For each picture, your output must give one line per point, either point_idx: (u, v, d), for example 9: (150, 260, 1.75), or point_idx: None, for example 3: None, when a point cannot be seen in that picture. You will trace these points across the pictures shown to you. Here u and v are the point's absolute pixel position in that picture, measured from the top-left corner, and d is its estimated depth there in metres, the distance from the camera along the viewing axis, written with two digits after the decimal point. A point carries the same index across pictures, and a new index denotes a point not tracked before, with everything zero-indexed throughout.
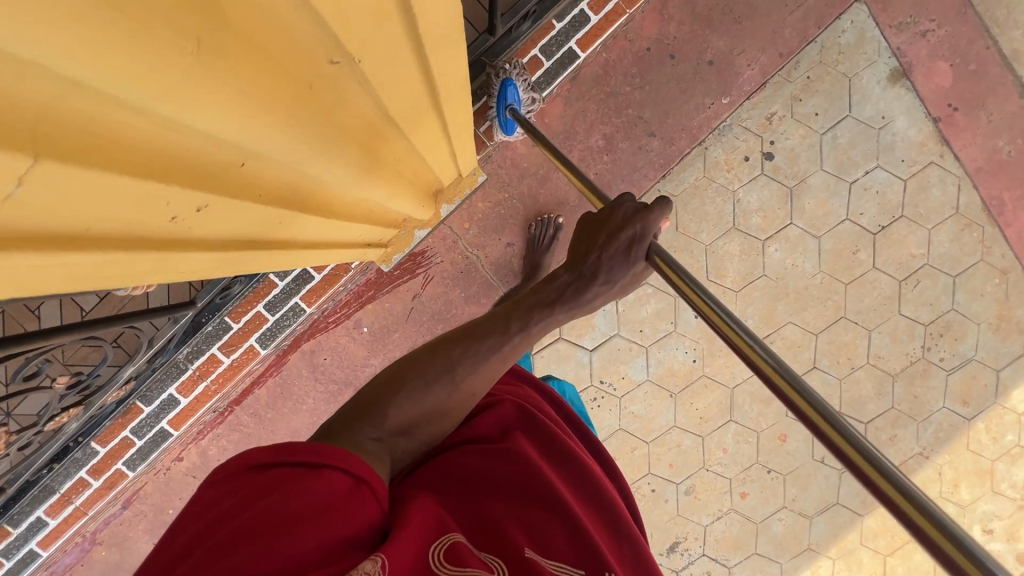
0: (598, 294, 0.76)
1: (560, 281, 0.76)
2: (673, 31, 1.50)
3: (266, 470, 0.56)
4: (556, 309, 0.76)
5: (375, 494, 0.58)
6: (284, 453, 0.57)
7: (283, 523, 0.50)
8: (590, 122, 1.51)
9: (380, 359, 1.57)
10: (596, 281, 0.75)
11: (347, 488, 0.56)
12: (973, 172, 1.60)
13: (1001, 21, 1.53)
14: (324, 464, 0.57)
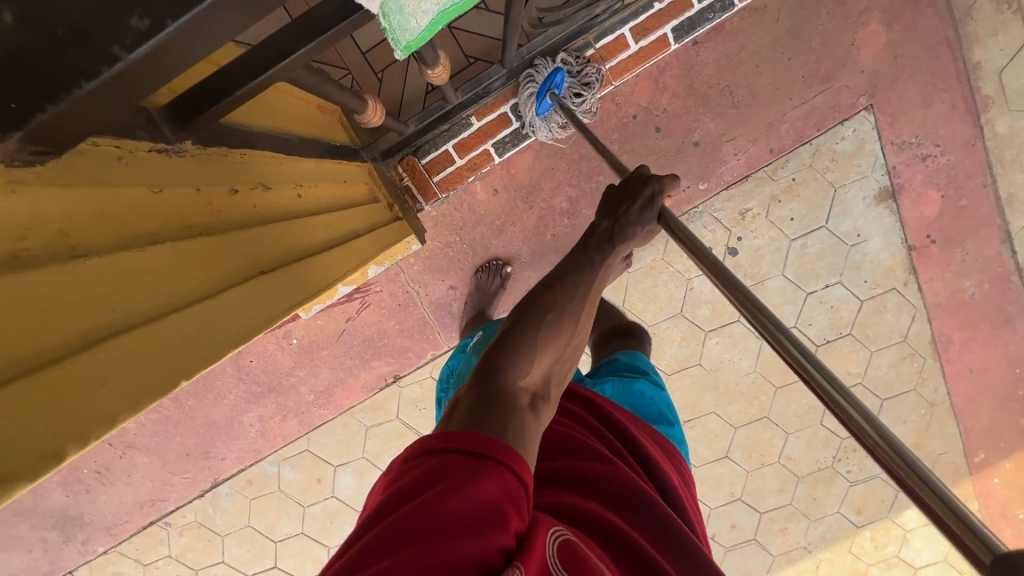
0: (639, 236, 0.81)
1: (605, 230, 0.81)
2: (664, 102, 1.39)
3: (432, 459, 0.54)
4: (612, 248, 0.80)
5: (524, 489, 0.54)
6: (448, 438, 0.55)
7: (452, 524, 0.48)
8: (557, 181, 1.44)
9: (306, 371, 1.59)
10: (635, 224, 0.80)
11: (505, 484, 0.53)
12: (932, 305, 1.57)
13: (1006, 161, 1.45)
14: (483, 454, 0.54)
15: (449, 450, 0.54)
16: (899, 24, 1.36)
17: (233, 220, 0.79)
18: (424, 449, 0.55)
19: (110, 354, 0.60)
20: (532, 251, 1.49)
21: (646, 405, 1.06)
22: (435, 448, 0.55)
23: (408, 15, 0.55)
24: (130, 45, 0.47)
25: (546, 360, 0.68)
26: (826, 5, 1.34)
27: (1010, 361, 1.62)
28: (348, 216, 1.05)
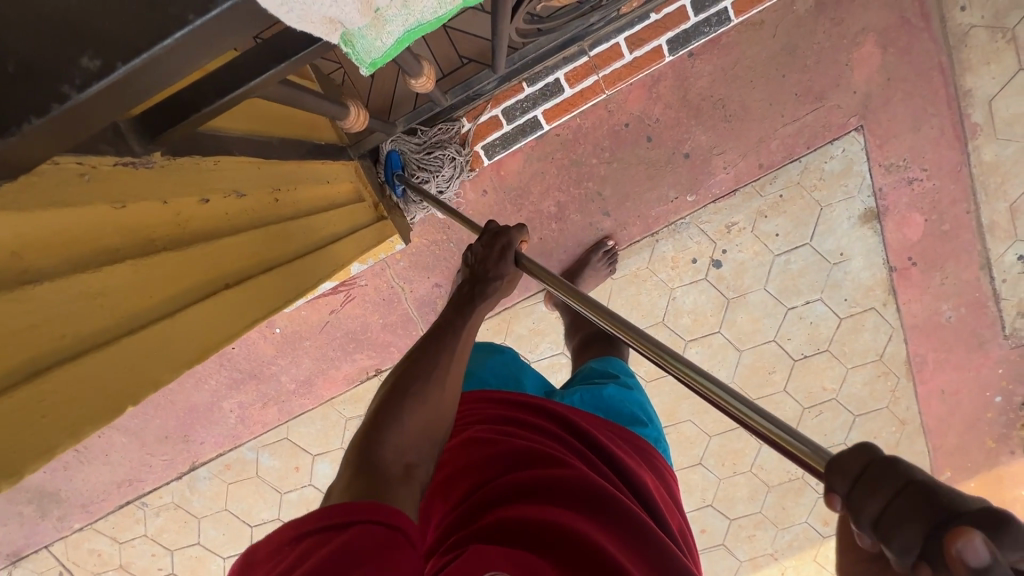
0: (498, 285, 0.98)
1: (467, 289, 0.98)
2: (657, 112, 1.39)
3: (307, 538, 0.58)
4: (477, 303, 0.96)
5: (407, 538, 0.61)
6: (339, 512, 0.60)
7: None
8: (546, 185, 1.44)
9: (288, 360, 1.60)
10: (494, 278, 0.97)
11: (382, 537, 0.59)
12: (909, 326, 1.59)
13: (991, 189, 1.46)
14: (355, 520, 0.60)
15: (323, 526, 0.59)
16: (894, 47, 1.36)
17: (195, 230, 0.78)
18: (294, 533, 0.59)
19: (70, 376, 0.60)
20: None
21: (623, 411, 1.05)
22: (306, 527, 0.59)
23: (374, 37, 0.57)
24: (80, 86, 0.45)
25: (418, 415, 0.80)
26: (823, 23, 1.34)
27: (981, 385, 1.65)
28: (331, 217, 1.06)
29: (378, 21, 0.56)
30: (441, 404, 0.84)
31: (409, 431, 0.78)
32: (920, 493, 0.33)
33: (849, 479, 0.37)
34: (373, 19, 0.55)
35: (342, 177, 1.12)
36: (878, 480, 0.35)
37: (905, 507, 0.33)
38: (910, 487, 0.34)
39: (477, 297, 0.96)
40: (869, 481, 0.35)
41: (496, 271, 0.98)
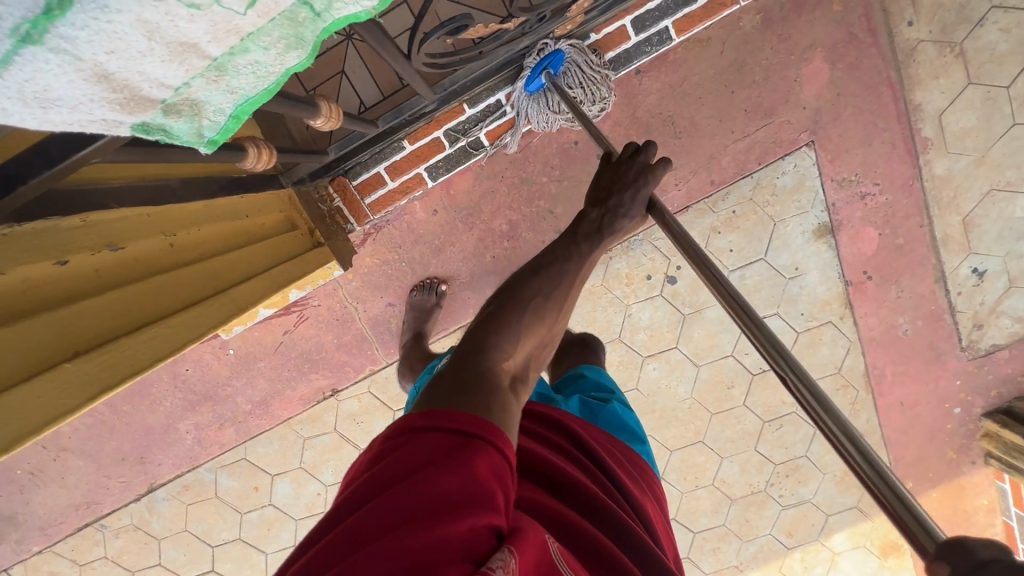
0: (626, 225, 0.81)
1: (595, 216, 0.80)
2: (606, 130, 1.38)
3: (422, 437, 0.55)
4: (600, 237, 0.79)
5: (511, 467, 0.57)
6: (444, 418, 0.56)
7: (450, 503, 0.50)
8: (497, 204, 1.43)
9: (242, 382, 1.58)
10: (624, 213, 0.80)
11: (495, 467, 0.55)
12: (867, 339, 1.59)
13: (943, 203, 1.46)
14: (472, 436, 0.55)
15: (448, 429, 0.55)
16: (842, 62, 1.35)
17: (47, 296, 0.75)
18: (413, 427, 0.56)
19: None
20: (471, 272, 1.49)
21: (623, 423, 1.03)
22: (426, 427, 0.56)
23: (191, 120, 0.52)
24: None
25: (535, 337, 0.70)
26: (771, 39, 1.33)
27: (939, 397, 1.65)
28: (249, 253, 1.04)
29: (186, 107, 0.50)
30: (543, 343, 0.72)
31: (522, 350, 0.69)
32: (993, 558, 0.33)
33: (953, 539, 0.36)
34: (171, 107, 0.49)
35: (269, 209, 1.09)
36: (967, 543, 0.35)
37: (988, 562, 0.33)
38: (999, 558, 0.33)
39: (604, 229, 0.79)
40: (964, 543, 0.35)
41: (633, 204, 0.80)
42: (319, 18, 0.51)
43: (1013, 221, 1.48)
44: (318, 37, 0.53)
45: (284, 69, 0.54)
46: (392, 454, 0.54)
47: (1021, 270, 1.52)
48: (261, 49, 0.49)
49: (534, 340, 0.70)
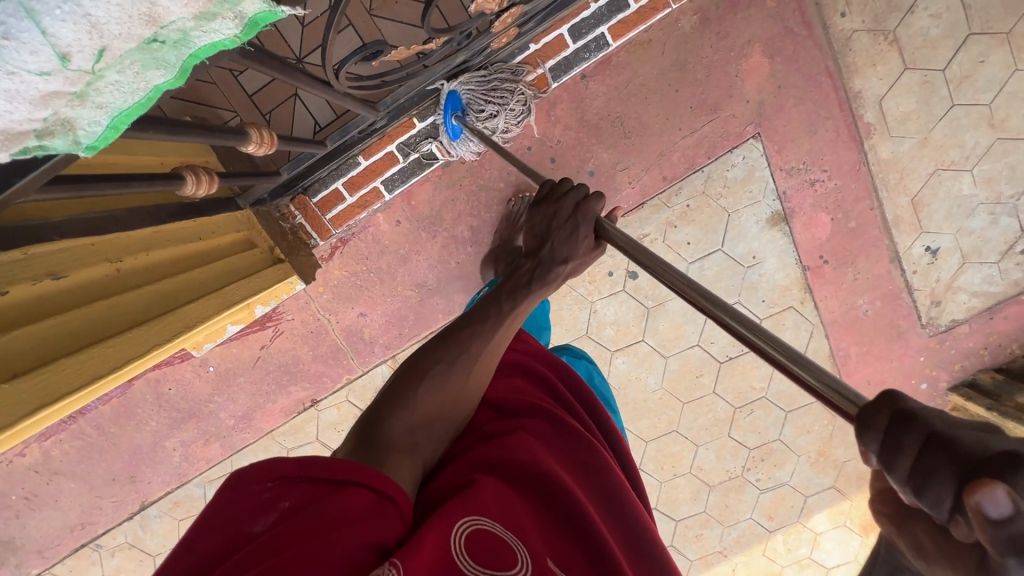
0: (561, 272, 0.89)
1: (527, 270, 0.89)
2: (557, 134, 1.43)
3: (293, 488, 0.56)
4: (531, 287, 0.88)
5: (399, 510, 0.60)
6: (317, 468, 0.58)
7: (318, 538, 0.52)
8: (457, 212, 1.48)
9: (224, 398, 1.63)
10: (557, 262, 0.89)
11: (370, 504, 0.58)
12: (829, 322, 1.63)
13: (891, 185, 1.51)
14: (346, 480, 0.59)
15: (312, 477, 0.58)
16: (781, 56, 1.40)
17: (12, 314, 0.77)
18: (285, 475, 0.57)
19: None
20: (437, 278, 1.54)
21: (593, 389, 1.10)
22: (294, 476, 0.57)
23: (66, 135, 0.47)
24: None
25: (438, 393, 0.76)
26: (709, 38, 1.38)
27: (905, 373, 1.69)
28: (202, 273, 1.06)
29: (58, 127, 0.45)
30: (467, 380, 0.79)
31: (423, 415, 0.75)
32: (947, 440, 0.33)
33: (874, 429, 0.37)
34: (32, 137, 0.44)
35: (227, 228, 1.11)
36: (897, 430, 0.35)
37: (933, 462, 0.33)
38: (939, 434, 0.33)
39: (533, 286, 0.87)
40: (891, 439, 0.36)
41: (567, 250, 0.89)
42: (178, 42, 0.47)
43: (960, 199, 1.52)
44: (185, 61, 0.49)
45: (151, 86, 0.49)
46: (241, 507, 0.54)
47: (972, 246, 1.56)
48: (121, 76, 0.46)
49: (438, 404, 0.77)
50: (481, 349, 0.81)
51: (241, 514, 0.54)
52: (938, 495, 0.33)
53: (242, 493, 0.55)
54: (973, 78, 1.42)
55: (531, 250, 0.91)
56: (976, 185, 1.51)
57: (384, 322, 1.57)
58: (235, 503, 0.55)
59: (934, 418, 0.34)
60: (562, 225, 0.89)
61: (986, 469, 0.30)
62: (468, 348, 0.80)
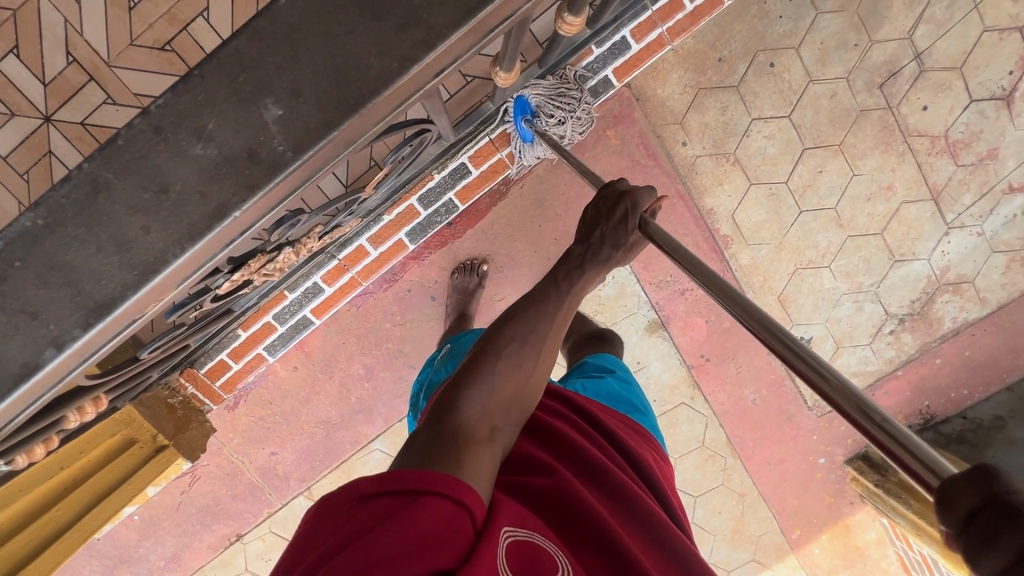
0: (611, 256, 0.80)
1: (577, 254, 0.80)
2: (434, 275, 1.52)
3: (373, 504, 0.55)
4: (587, 267, 0.80)
5: (472, 522, 0.57)
6: (402, 478, 0.57)
7: (403, 557, 0.51)
8: (349, 352, 1.57)
9: (152, 541, 1.69)
10: (604, 246, 0.80)
11: (451, 515, 0.55)
12: (721, 412, 1.71)
13: (756, 286, 1.59)
14: (423, 491, 0.56)
15: (390, 492, 0.56)
16: (632, 185, 1.50)
17: None
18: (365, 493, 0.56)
19: None
20: (340, 413, 1.62)
21: (623, 398, 1.07)
22: (377, 493, 0.56)
23: None
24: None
25: (505, 388, 0.71)
26: (563, 176, 1.48)
27: (802, 451, 1.77)
28: (76, 495, 1.23)
29: None
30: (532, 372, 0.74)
31: (496, 395, 0.71)
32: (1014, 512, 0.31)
33: (962, 516, 0.33)
34: None
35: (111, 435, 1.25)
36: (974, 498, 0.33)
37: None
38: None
39: (587, 268, 0.80)
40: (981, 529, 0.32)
41: (618, 236, 0.79)
42: None
43: (824, 291, 1.61)
44: None
45: None
46: (338, 521, 0.55)
47: (843, 331, 1.65)
48: None
49: (511, 389, 0.72)
50: (548, 330, 0.76)
51: (340, 526, 0.54)
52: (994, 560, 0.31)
53: (331, 510, 0.57)
54: (816, 186, 1.52)
55: (581, 236, 0.81)
56: (837, 278, 1.60)
57: (295, 458, 1.65)
58: (330, 522, 0.55)
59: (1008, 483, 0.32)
60: (613, 208, 0.80)
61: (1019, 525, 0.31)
62: (532, 331, 0.75)
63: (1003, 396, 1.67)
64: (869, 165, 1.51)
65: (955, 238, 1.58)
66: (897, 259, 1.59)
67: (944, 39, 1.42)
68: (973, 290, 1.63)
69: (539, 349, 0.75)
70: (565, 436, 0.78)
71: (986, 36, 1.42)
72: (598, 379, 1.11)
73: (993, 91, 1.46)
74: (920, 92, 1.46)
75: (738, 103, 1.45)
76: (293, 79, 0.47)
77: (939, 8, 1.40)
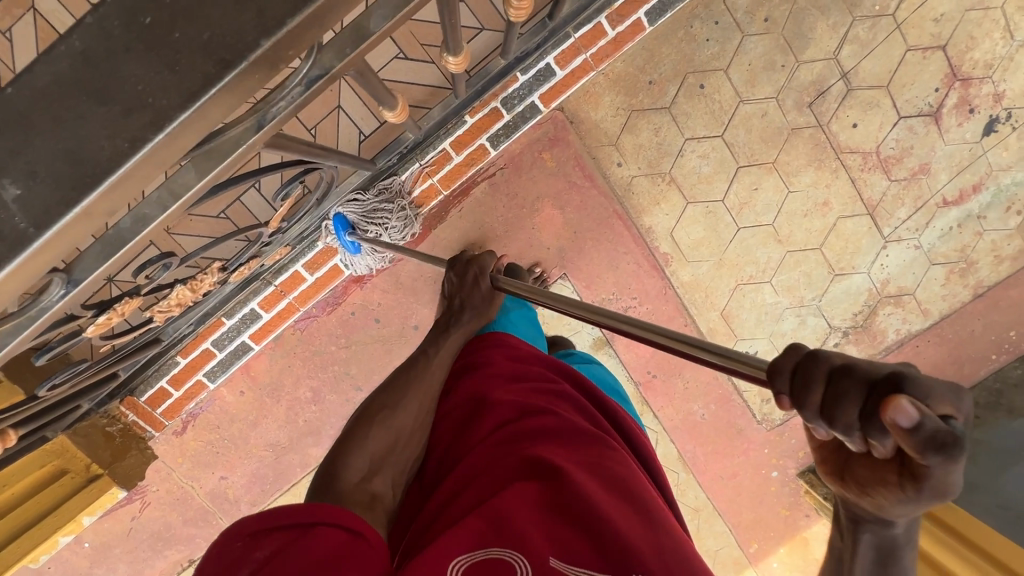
0: (471, 321, 0.99)
1: (443, 323, 1.00)
2: (377, 297, 1.54)
3: (264, 539, 0.58)
4: (452, 332, 0.98)
5: (373, 546, 0.61)
6: (291, 513, 0.60)
7: None
8: (296, 376, 1.58)
9: (102, 568, 1.68)
10: (464, 313, 0.99)
11: (344, 541, 0.60)
12: (670, 428, 1.71)
13: (699, 302, 1.61)
14: (316, 521, 0.60)
15: (289, 524, 0.59)
16: (570, 206, 1.52)
17: None
18: (250, 531, 0.59)
19: None
20: (289, 436, 1.62)
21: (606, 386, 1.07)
22: (263, 529, 0.59)
23: None
24: None
25: (382, 438, 0.81)
26: (500, 199, 1.50)
27: (754, 465, 1.76)
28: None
29: None
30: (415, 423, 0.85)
31: (375, 456, 0.80)
32: (844, 372, 0.37)
33: (781, 376, 0.39)
34: None
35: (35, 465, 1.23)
36: (806, 365, 0.38)
37: (840, 391, 0.37)
38: (839, 368, 0.37)
39: (452, 331, 0.98)
40: (798, 379, 0.38)
41: (471, 302, 1.00)
42: None
43: (767, 306, 1.62)
44: None
45: None
46: (228, 564, 0.57)
47: (788, 345, 1.66)
48: None
49: (386, 446, 0.81)
50: (424, 388, 0.89)
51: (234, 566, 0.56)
52: (844, 419, 0.37)
53: (216, 559, 0.58)
54: (752, 204, 1.54)
55: (444, 309, 1.02)
56: (778, 292, 1.61)
57: (245, 482, 1.65)
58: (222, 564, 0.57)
59: (834, 356, 0.38)
60: (463, 276, 1.03)
61: (881, 389, 0.35)
62: (404, 396, 0.87)
63: None
64: (803, 182, 1.53)
65: (893, 252, 1.60)
66: (837, 273, 1.61)
67: (869, 59, 1.45)
68: (914, 302, 1.65)
69: (415, 404, 0.87)
70: (535, 422, 0.78)
71: (909, 55, 1.45)
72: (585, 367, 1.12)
73: (921, 108, 1.49)
74: (849, 110, 1.49)
75: (670, 124, 1.48)
76: (26, 158, 0.37)
77: (862, 29, 1.43)
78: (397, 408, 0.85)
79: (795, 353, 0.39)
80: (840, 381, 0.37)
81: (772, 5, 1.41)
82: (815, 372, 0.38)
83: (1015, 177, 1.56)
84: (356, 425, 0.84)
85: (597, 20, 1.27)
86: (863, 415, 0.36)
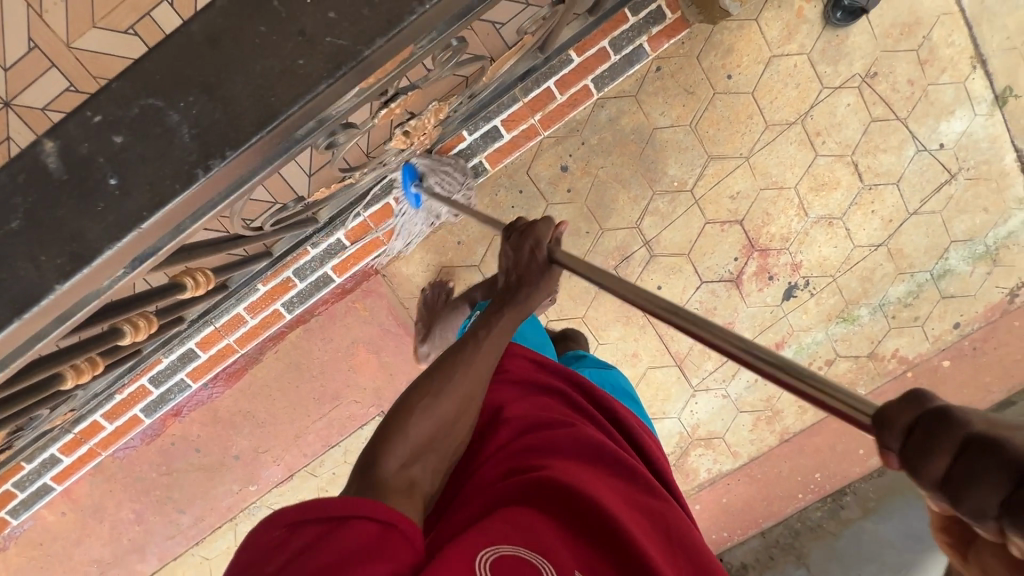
0: (529, 297, 0.76)
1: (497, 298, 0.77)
2: (196, 429, 1.58)
3: (299, 529, 0.52)
4: (503, 310, 0.76)
5: (406, 539, 0.53)
6: (322, 505, 0.53)
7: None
8: (118, 499, 1.62)
9: None
10: (521, 288, 0.76)
11: (377, 534, 0.52)
12: None
13: None
14: (347, 514, 0.52)
15: (315, 517, 0.52)
16: (385, 350, 1.56)
17: None
18: (289, 521, 0.52)
19: None
20: (112, 553, 1.64)
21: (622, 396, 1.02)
22: (299, 520, 0.52)
23: None
24: None
25: (424, 427, 0.66)
26: (317, 343, 1.54)
27: None
28: None
29: None
30: (461, 404, 0.70)
31: (419, 442, 0.65)
32: (987, 444, 0.28)
33: (893, 432, 0.33)
34: None
35: None
36: (930, 430, 0.31)
37: (972, 467, 0.28)
38: (977, 436, 0.29)
39: (504, 310, 0.76)
40: (915, 440, 0.31)
41: (534, 257, 0.76)
42: None
43: None
44: None
45: None
46: (264, 553, 0.51)
47: None
48: None
49: (430, 435, 0.66)
50: (466, 371, 0.72)
51: (260, 562, 0.50)
52: (975, 505, 0.28)
53: (258, 542, 0.52)
54: None
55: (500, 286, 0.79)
56: None
57: None
58: (264, 552, 0.51)
59: (974, 421, 0.30)
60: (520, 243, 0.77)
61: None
62: (451, 379, 0.70)
63: (756, 542, 1.75)
64: (612, 335, 1.59)
65: (703, 399, 1.68)
66: (649, 417, 1.69)
67: (670, 229, 1.51)
68: (725, 444, 1.72)
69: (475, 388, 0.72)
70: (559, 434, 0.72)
71: (708, 227, 1.52)
72: (601, 375, 1.06)
73: (722, 275, 1.56)
74: (653, 274, 1.55)
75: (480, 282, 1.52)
76: None
77: (661, 203, 1.49)
78: (443, 392, 0.69)
79: (919, 407, 0.32)
80: (976, 452, 0.28)
81: (574, 177, 1.46)
82: (938, 438, 0.30)
83: (816, 337, 1.63)
84: (400, 408, 0.68)
85: (385, 200, 1.38)
86: (1004, 504, 0.27)
